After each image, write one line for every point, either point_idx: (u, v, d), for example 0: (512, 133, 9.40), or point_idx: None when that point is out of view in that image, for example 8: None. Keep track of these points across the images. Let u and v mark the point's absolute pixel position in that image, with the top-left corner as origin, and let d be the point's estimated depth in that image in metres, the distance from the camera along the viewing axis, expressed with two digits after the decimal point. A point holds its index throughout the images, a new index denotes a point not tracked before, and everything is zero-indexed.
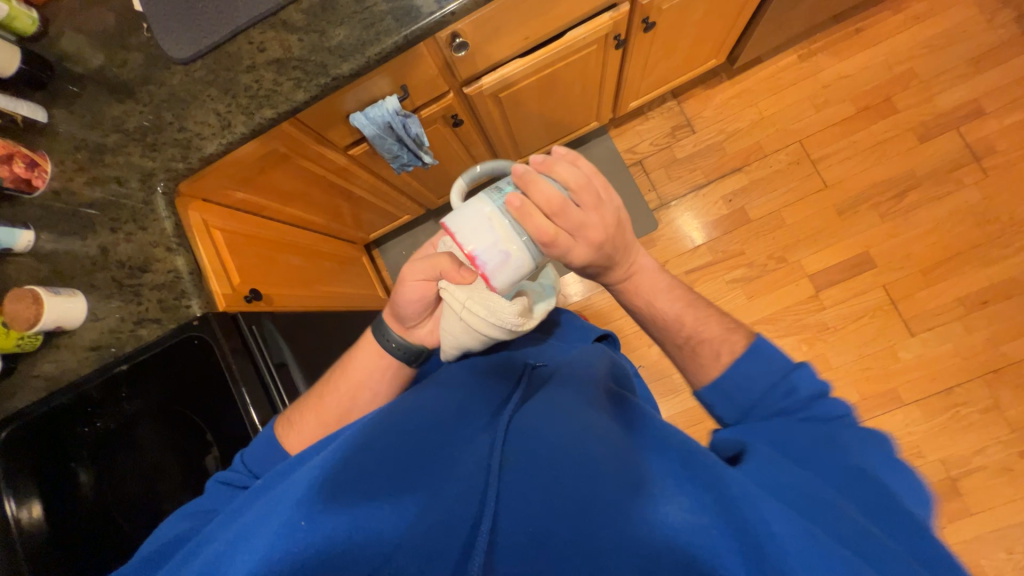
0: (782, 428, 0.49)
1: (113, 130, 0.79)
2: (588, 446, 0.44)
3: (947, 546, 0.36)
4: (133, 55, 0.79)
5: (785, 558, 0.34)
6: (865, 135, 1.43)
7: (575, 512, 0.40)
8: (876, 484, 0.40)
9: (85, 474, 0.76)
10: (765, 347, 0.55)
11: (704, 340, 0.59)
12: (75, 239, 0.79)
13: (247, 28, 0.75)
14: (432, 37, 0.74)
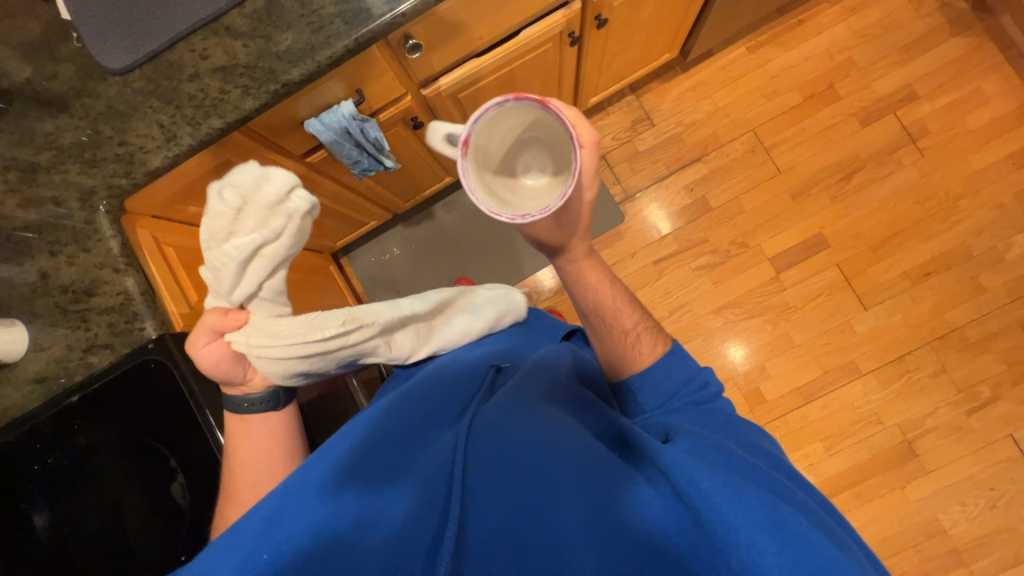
0: (694, 414, 0.61)
1: (45, 147, 0.74)
2: (553, 440, 0.49)
3: (809, 485, 0.51)
4: (62, 67, 0.75)
5: (722, 509, 0.42)
6: (812, 122, 1.50)
7: (551, 500, 0.45)
8: (761, 450, 0.55)
9: (41, 514, 0.71)
10: (681, 352, 0.70)
11: (638, 329, 0.72)
12: (10, 265, 0.74)
13: (188, 35, 0.71)
14: (384, 38, 0.72)
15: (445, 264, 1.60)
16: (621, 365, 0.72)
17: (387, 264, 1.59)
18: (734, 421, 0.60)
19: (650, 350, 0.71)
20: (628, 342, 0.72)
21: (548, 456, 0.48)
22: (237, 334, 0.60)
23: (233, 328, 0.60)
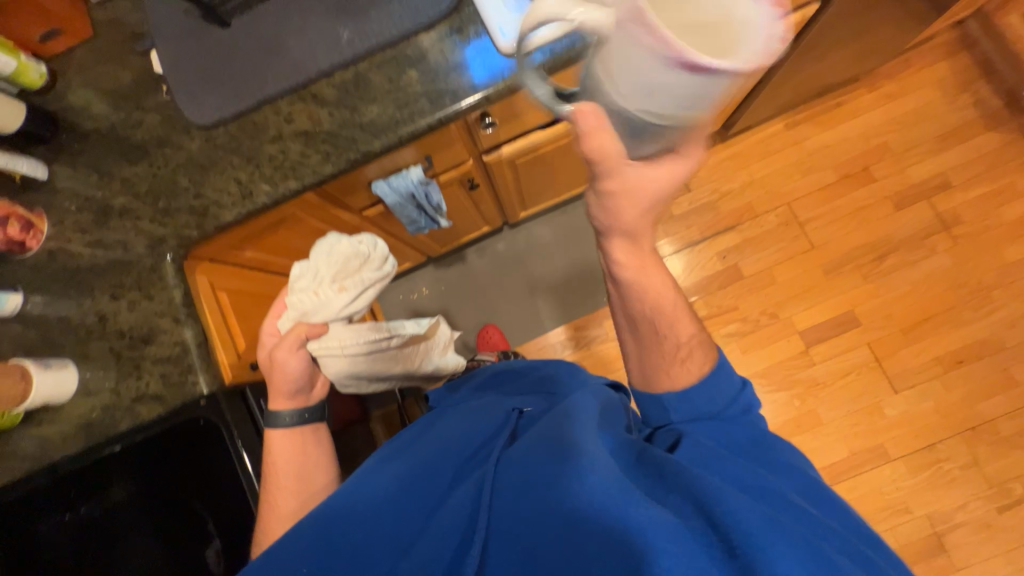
0: (720, 426, 0.53)
1: (121, 191, 0.75)
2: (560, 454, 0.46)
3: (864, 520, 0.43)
4: (148, 116, 0.77)
5: (756, 543, 0.35)
6: (846, 202, 1.53)
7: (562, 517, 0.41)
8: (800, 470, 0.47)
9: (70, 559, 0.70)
10: (724, 367, 0.58)
11: (684, 345, 0.60)
12: (69, 304, 0.74)
13: (275, 98, 0.74)
14: (463, 117, 0.74)
15: (472, 308, 1.60)
16: (654, 380, 0.60)
17: (415, 304, 1.60)
18: (767, 438, 0.51)
19: (695, 369, 0.58)
20: (675, 355, 0.59)
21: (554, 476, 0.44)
22: (319, 343, 0.72)
23: (316, 335, 0.72)
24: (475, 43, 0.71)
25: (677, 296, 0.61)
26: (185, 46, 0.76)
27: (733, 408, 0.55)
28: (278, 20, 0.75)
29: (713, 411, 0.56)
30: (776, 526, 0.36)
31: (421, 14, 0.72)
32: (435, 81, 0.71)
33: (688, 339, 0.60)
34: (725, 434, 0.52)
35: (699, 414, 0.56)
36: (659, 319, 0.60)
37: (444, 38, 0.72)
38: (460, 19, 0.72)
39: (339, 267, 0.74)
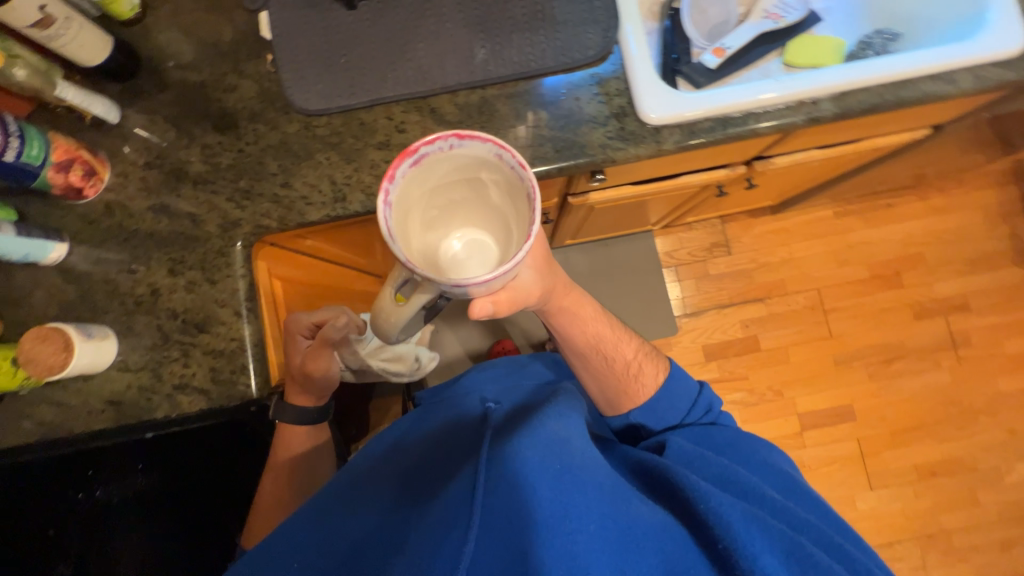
0: (702, 432, 0.68)
1: (200, 158, 0.69)
2: (561, 454, 0.47)
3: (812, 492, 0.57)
4: (244, 84, 0.70)
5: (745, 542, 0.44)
6: (872, 300, 1.58)
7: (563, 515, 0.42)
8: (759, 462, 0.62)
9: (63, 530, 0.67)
10: (678, 373, 0.74)
11: (638, 364, 0.73)
12: (119, 268, 0.68)
13: (390, 101, 0.68)
14: (581, 172, 0.71)
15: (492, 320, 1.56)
16: (619, 400, 0.73)
17: None
18: (737, 441, 0.66)
19: (648, 382, 0.73)
20: (629, 374, 0.72)
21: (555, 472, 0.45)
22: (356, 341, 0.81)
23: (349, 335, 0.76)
24: (616, 100, 0.67)
25: (613, 326, 0.75)
26: (301, 18, 0.69)
27: (698, 411, 0.72)
28: (410, 18, 0.69)
29: (674, 411, 0.72)
30: (749, 528, 0.45)
31: (566, 54, 0.68)
32: (566, 129, 0.67)
33: (633, 358, 0.74)
34: (702, 437, 0.67)
35: (664, 415, 0.71)
36: (605, 351, 0.72)
37: (584, 87, 0.68)
38: (605, 71, 0.68)
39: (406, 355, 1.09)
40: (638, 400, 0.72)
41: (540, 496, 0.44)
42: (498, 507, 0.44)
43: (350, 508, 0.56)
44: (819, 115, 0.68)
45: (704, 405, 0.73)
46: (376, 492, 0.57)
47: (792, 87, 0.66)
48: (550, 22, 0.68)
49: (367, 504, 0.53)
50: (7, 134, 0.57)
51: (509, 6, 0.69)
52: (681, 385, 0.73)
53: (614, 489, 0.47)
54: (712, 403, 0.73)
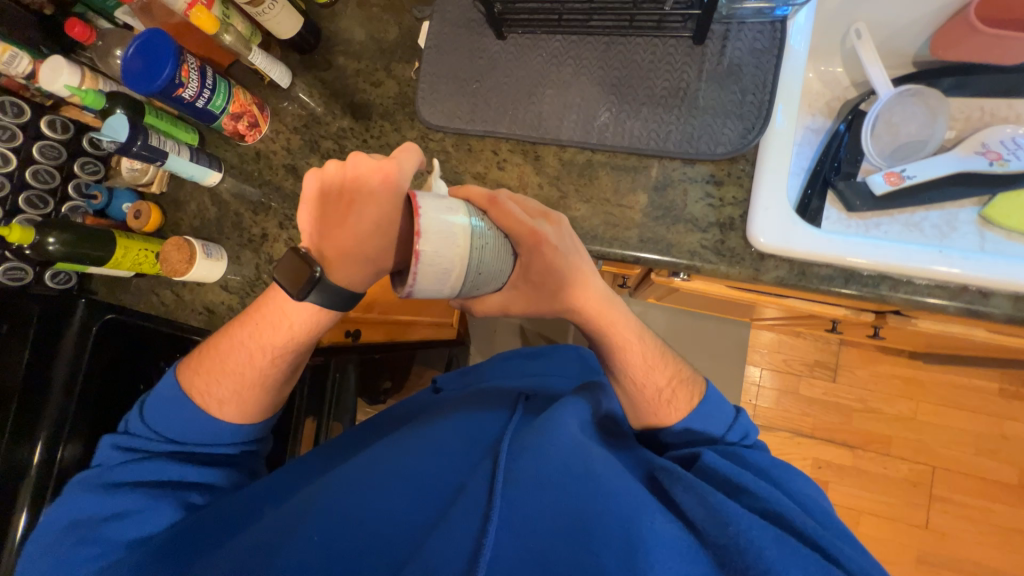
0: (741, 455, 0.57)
1: (334, 137, 0.79)
2: (575, 463, 0.51)
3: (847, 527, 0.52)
4: (388, 83, 0.77)
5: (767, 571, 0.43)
6: (1003, 511, 1.23)
7: (571, 530, 0.46)
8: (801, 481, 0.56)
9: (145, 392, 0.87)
10: (716, 395, 0.63)
11: (670, 388, 0.62)
12: (249, 207, 0.82)
13: (501, 137, 0.70)
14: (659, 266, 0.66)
15: None
16: (640, 414, 0.64)
17: None
18: (779, 462, 0.57)
19: (681, 409, 0.61)
20: (657, 400, 0.62)
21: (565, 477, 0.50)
22: None
23: None
24: (726, 209, 0.61)
25: (650, 345, 0.63)
26: (454, 37, 0.73)
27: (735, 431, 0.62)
28: (550, 62, 0.68)
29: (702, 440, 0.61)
30: (773, 550, 0.44)
31: (692, 144, 0.62)
32: (660, 222, 0.63)
33: (667, 384, 0.62)
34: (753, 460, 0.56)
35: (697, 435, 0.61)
36: (626, 378, 0.63)
37: (698, 183, 0.62)
38: (729, 174, 0.61)
39: None
40: (666, 416, 0.62)
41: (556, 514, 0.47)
42: (512, 504, 0.48)
43: (357, 462, 0.54)
44: (983, 310, 0.54)
45: (740, 431, 0.61)
46: (392, 440, 0.59)
47: (957, 264, 0.53)
48: (689, 104, 0.62)
49: (379, 467, 0.53)
50: (204, 87, 0.70)
51: (652, 76, 0.64)
52: (719, 409, 0.62)
53: (638, 502, 0.48)
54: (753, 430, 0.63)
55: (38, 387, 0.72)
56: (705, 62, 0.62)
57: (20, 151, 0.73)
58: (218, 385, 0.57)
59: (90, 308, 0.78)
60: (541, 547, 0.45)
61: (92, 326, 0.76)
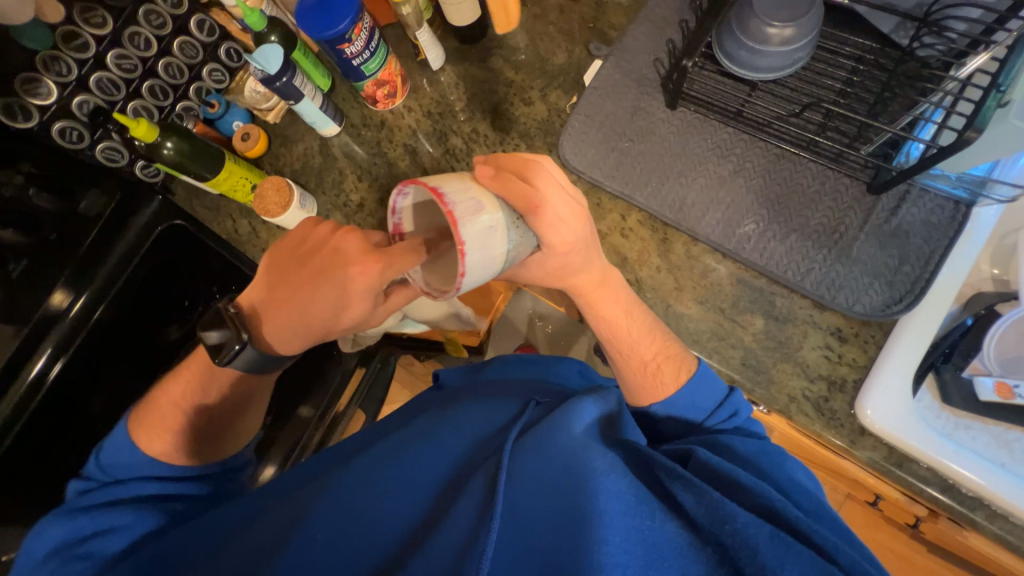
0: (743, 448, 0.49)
1: (465, 137, 0.76)
2: (571, 458, 0.44)
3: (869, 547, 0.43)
4: (539, 105, 0.74)
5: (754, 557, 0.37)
6: None
7: (571, 523, 0.41)
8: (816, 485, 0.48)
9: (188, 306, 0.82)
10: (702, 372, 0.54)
11: (650, 354, 0.56)
12: (355, 171, 0.79)
13: (635, 206, 0.67)
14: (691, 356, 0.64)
15: None
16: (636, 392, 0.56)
17: None
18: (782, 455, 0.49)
19: (670, 375, 0.54)
20: (641, 370, 0.55)
21: (559, 473, 0.44)
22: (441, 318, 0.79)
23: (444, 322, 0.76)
24: (841, 369, 0.58)
25: (641, 320, 0.57)
26: (622, 88, 0.71)
27: (726, 414, 0.53)
28: (710, 151, 0.66)
29: None
30: (776, 549, 0.37)
31: (830, 291, 0.59)
32: (768, 353, 0.60)
33: (651, 358, 0.55)
34: (765, 458, 0.48)
35: (685, 415, 0.54)
36: (612, 348, 0.58)
37: (821, 331, 0.59)
38: (856, 334, 0.58)
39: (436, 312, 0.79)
40: (653, 393, 0.55)
41: (550, 511, 0.42)
42: (513, 504, 0.43)
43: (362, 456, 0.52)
44: None
45: (729, 409, 0.53)
46: (387, 439, 0.54)
47: (956, 461, 0.53)
48: (840, 249, 0.60)
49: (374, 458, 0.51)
50: (366, 49, 0.68)
51: (813, 205, 0.61)
52: (704, 391, 0.54)
53: (640, 497, 0.42)
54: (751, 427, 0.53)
55: (92, 261, 0.71)
56: (871, 214, 0.60)
57: (163, 40, 0.71)
58: (151, 435, 0.54)
59: (164, 207, 0.77)
60: (547, 544, 0.41)
61: (158, 227, 0.76)
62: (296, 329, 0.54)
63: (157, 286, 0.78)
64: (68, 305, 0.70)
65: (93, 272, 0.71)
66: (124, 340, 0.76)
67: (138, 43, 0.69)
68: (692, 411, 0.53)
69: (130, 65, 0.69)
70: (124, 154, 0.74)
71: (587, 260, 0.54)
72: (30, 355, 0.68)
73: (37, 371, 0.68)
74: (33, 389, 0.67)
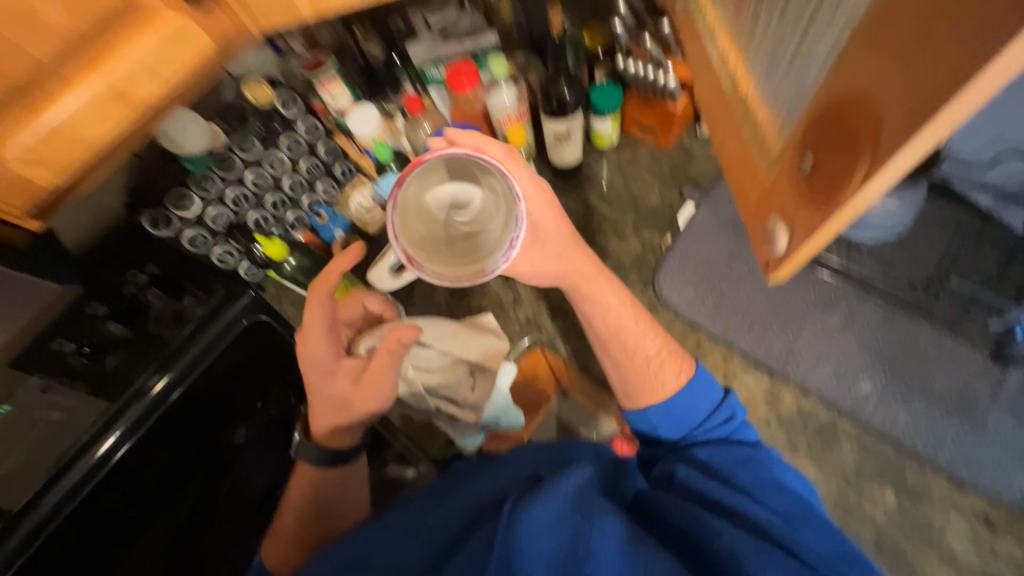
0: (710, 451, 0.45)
1: None
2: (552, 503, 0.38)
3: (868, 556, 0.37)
4: (634, 240, 0.77)
5: None
6: None
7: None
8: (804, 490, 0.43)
9: (259, 405, 0.69)
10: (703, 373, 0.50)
11: (650, 356, 0.51)
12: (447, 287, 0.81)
13: (737, 349, 0.66)
14: None
15: None
16: (636, 396, 0.50)
17: None
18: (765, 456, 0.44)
19: (672, 379, 0.50)
20: (645, 369, 0.50)
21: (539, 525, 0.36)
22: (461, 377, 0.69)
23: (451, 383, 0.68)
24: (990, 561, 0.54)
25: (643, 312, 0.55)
26: (719, 234, 0.74)
27: (719, 417, 0.48)
28: (815, 304, 0.66)
29: None
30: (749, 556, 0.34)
31: (968, 468, 0.58)
32: (903, 529, 0.57)
33: (656, 352, 0.51)
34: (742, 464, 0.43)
35: (683, 420, 0.48)
36: (612, 341, 0.53)
37: (967, 517, 0.57)
38: (1006, 522, 0.56)
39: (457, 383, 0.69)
40: (654, 394, 0.49)
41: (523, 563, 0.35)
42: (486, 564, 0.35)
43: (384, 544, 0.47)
44: None
45: (724, 413, 0.48)
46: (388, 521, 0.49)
47: None
48: (978, 422, 0.59)
49: (384, 543, 0.47)
50: None
51: (932, 372, 0.61)
52: (704, 393, 0.49)
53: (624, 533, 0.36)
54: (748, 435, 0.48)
55: (184, 343, 0.59)
56: (999, 386, 0.60)
57: (296, 162, 0.77)
58: (277, 549, 0.56)
59: (255, 299, 0.64)
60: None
61: (243, 320, 0.63)
62: (336, 415, 0.56)
63: (238, 383, 0.65)
64: (148, 384, 0.56)
65: (178, 352, 0.59)
66: (189, 439, 0.61)
67: (276, 164, 0.75)
68: (665, 420, 0.49)
69: (264, 182, 0.75)
70: (236, 258, 0.76)
71: (556, 253, 0.52)
72: (92, 436, 0.53)
73: (104, 449, 0.53)
74: (93, 472, 0.52)
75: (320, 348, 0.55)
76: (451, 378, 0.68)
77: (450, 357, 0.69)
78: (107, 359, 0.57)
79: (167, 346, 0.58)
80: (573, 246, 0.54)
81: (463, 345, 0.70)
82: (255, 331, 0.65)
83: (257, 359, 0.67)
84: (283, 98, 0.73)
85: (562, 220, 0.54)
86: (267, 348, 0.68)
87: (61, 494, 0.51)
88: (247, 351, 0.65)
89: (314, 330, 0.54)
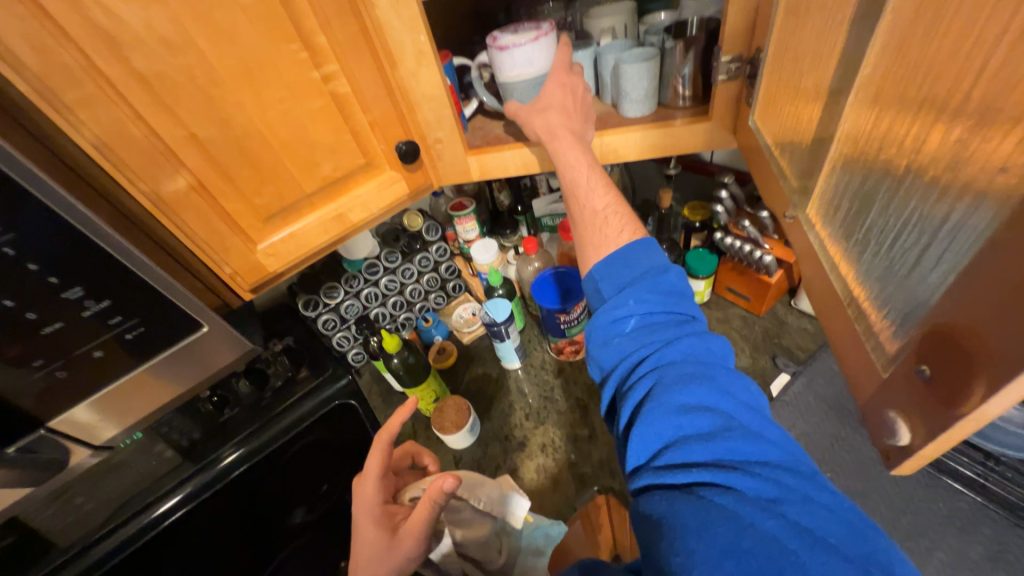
0: (673, 371, 0.39)
1: None
2: None
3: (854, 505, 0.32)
4: None
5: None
6: None
7: None
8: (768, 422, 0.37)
9: (325, 487, 0.69)
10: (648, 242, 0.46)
11: (597, 210, 0.51)
12: (523, 409, 0.84)
13: None
14: None
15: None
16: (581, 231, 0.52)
17: None
18: (721, 373, 0.39)
19: (616, 232, 0.48)
20: (585, 213, 0.51)
21: None
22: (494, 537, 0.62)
23: (483, 546, 0.60)
24: None
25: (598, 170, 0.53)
26: (820, 415, 0.70)
27: (651, 279, 0.44)
28: (944, 522, 0.59)
29: None
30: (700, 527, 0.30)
31: None
32: None
33: (603, 208, 0.51)
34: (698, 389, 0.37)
35: (620, 277, 0.45)
36: (570, 202, 0.53)
37: None
38: None
39: (491, 546, 0.62)
40: (599, 248, 0.48)
41: None
42: None
43: None
44: None
45: (690, 333, 0.41)
46: None
47: None
48: None
49: None
50: (577, 318, 0.80)
51: None
52: (644, 255, 0.46)
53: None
54: (690, 320, 0.43)
55: (271, 420, 0.62)
56: None
57: (421, 274, 0.92)
58: None
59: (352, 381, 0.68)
60: None
61: (334, 402, 0.66)
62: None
63: (312, 461, 0.67)
64: (224, 455, 0.58)
65: (261, 429, 0.61)
66: (257, 507, 0.62)
67: (406, 273, 0.90)
68: (611, 297, 0.45)
69: (393, 286, 0.89)
70: (350, 343, 0.88)
71: (558, 152, 0.52)
72: (164, 490, 0.54)
73: (162, 509, 0.54)
74: (140, 533, 0.52)
75: (375, 494, 0.54)
76: (488, 539, 0.61)
77: (479, 513, 0.62)
78: (225, 411, 0.63)
79: (261, 418, 0.62)
80: (563, 132, 0.52)
81: (489, 503, 0.63)
82: (341, 413, 0.67)
83: (330, 445, 0.68)
84: (427, 226, 0.90)
85: (554, 99, 0.52)
86: (343, 435, 0.69)
87: (104, 550, 0.50)
88: (326, 434, 0.67)
89: (370, 473, 0.55)
